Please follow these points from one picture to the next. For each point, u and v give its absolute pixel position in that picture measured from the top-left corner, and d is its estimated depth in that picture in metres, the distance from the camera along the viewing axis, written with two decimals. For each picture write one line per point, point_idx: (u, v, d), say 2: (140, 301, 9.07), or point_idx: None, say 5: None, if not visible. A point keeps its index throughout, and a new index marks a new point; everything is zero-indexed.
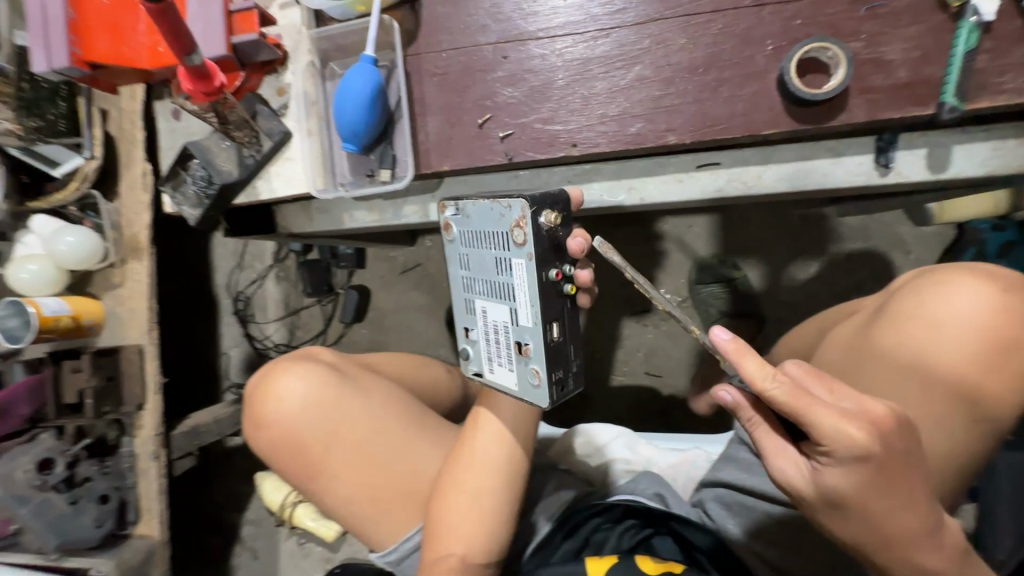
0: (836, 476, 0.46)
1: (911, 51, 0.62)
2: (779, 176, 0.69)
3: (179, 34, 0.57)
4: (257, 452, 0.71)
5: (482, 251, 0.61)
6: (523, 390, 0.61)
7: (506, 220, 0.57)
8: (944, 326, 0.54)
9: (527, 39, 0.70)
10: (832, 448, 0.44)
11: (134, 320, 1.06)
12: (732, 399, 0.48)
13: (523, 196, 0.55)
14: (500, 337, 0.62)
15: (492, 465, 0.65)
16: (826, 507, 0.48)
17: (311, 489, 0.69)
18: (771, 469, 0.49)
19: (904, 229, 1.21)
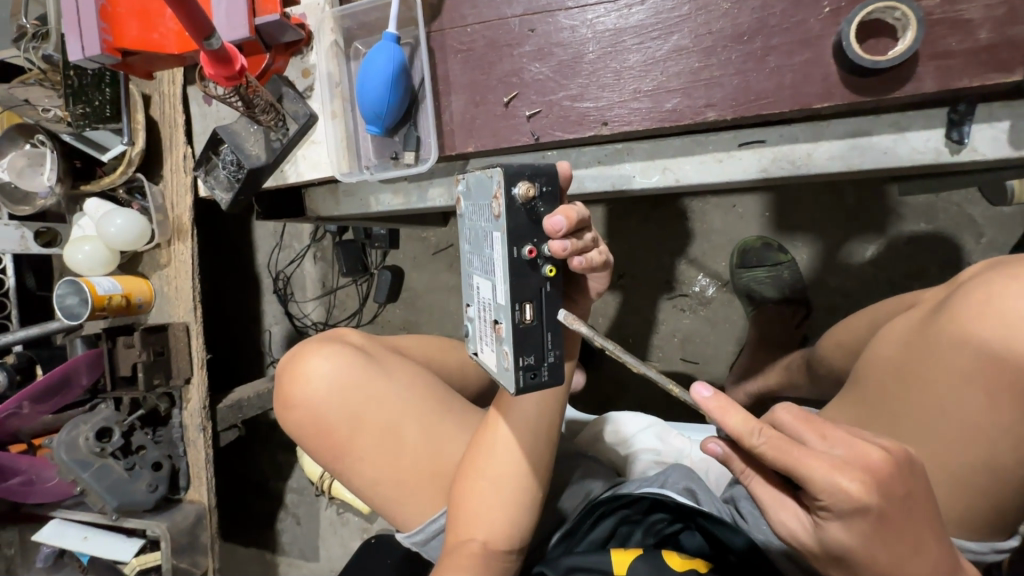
0: (841, 531, 0.42)
1: (996, 8, 0.54)
2: (832, 154, 0.63)
3: (195, 16, 0.56)
4: (287, 431, 0.73)
5: (477, 224, 0.57)
6: (499, 372, 0.56)
7: (489, 191, 0.53)
8: (1014, 326, 0.48)
9: (555, 10, 0.66)
10: (830, 502, 0.41)
11: (179, 299, 1.10)
12: (721, 450, 0.49)
13: (498, 164, 0.51)
14: (485, 314, 0.57)
15: (513, 453, 0.63)
16: (831, 561, 0.44)
17: (338, 469, 0.70)
18: (773, 521, 0.47)
19: (977, 209, 1.10)
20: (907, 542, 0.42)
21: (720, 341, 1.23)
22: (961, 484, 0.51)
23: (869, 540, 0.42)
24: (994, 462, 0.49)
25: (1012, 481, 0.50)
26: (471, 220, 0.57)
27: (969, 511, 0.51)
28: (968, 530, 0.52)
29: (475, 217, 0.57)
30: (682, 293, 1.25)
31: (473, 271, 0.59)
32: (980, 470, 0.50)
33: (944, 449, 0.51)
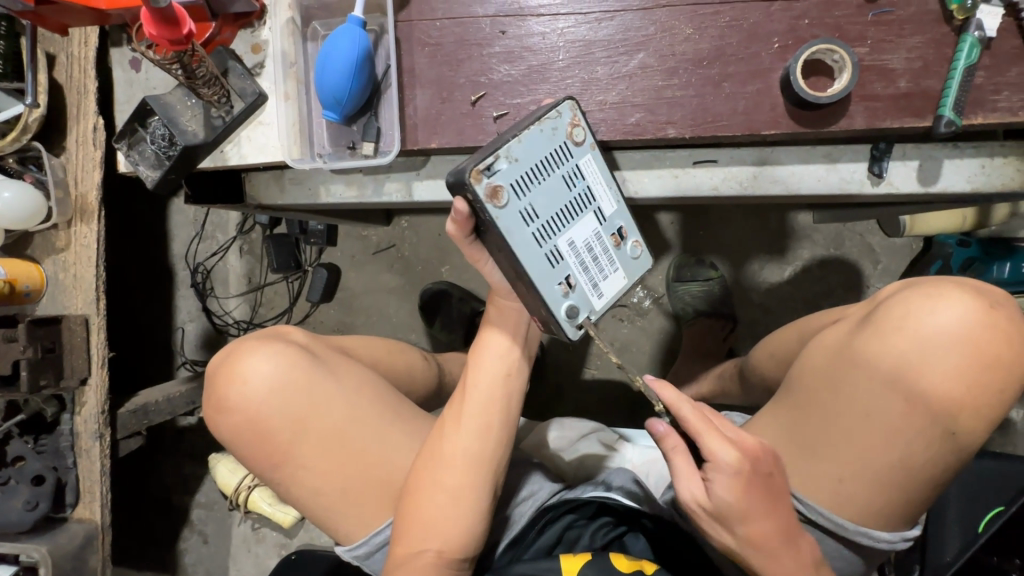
0: (723, 486, 0.51)
1: (913, 62, 0.61)
2: (775, 178, 0.68)
3: None
4: (217, 436, 0.66)
5: (544, 183, 0.58)
6: (633, 272, 0.64)
7: (557, 131, 0.59)
8: (927, 339, 0.56)
9: (527, 15, 0.66)
10: (719, 458, 0.51)
11: (79, 287, 0.98)
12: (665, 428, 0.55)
13: (567, 99, 0.59)
14: (595, 248, 0.61)
15: (470, 463, 0.61)
16: (710, 516, 0.53)
17: (275, 478, 0.65)
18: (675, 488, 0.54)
19: (875, 239, 1.24)
20: (765, 506, 0.52)
21: (654, 351, 1.29)
22: (883, 480, 0.57)
23: (748, 502, 0.52)
24: (909, 458, 0.56)
25: (922, 477, 0.57)
26: (535, 183, 0.58)
27: (887, 505, 0.58)
28: (882, 523, 0.59)
29: (541, 176, 0.58)
30: (622, 304, 1.30)
31: (562, 235, 0.59)
32: (895, 467, 0.56)
33: (868, 448, 0.57)
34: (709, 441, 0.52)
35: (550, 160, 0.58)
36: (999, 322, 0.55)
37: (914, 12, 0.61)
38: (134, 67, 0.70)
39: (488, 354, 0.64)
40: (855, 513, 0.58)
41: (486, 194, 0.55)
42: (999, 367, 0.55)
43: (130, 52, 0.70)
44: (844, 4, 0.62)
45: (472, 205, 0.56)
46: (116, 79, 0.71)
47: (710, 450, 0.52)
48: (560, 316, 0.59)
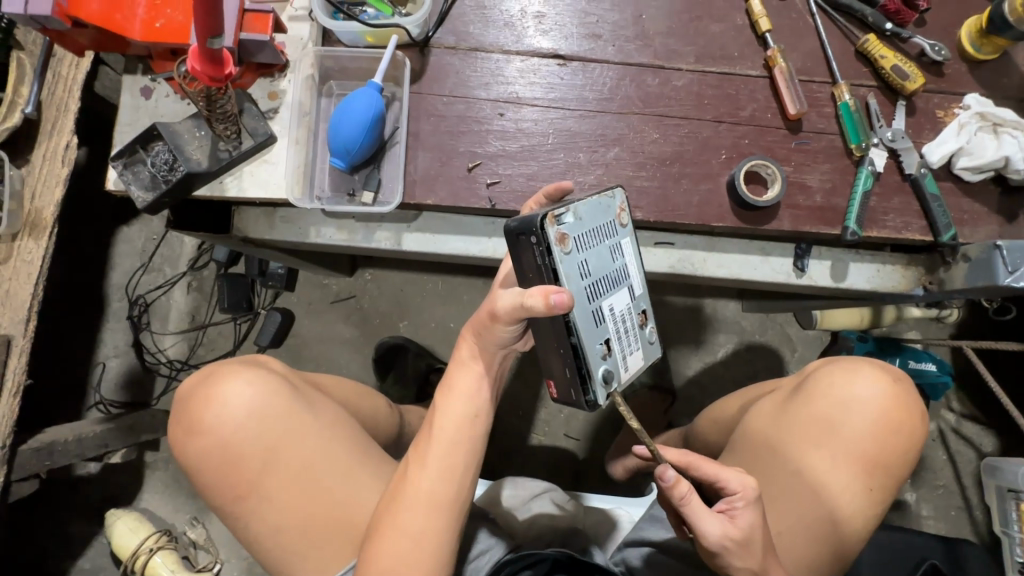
0: (748, 513, 0.56)
1: (826, 183, 0.77)
2: (719, 263, 0.80)
3: (212, 17, 0.55)
4: (182, 461, 0.66)
5: (597, 247, 0.60)
6: (647, 353, 0.67)
7: (607, 213, 0.62)
8: (849, 404, 0.66)
9: (523, 103, 0.77)
10: (744, 490, 0.57)
11: (8, 306, 0.90)
12: (675, 474, 0.55)
13: (621, 187, 0.64)
14: (625, 322, 0.63)
15: (439, 505, 0.62)
16: (739, 548, 0.56)
17: (236, 511, 0.64)
18: (709, 530, 0.56)
19: (793, 330, 1.40)
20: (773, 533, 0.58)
21: (600, 420, 1.34)
22: (818, 535, 0.63)
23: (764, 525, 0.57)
24: (837, 513, 0.64)
25: (849, 531, 0.64)
26: (594, 240, 0.60)
27: (821, 558, 0.63)
28: None
29: (592, 241, 0.60)
30: None
31: (605, 299, 0.61)
32: (829, 521, 0.63)
33: (803, 504, 0.64)
34: (727, 478, 0.57)
35: (603, 230, 0.61)
36: (902, 392, 0.66)
37: (825, 147, 0.78)
38: (145, 95, 0.72)
39: (469, 396, 0.65)
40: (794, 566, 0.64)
41: (555, 236, 0.56)
42: (901, 432, 0.65)
43: (143, 80, 0.72)
44: (773, 132, 0.78)
45: (536, 246, 0.56)
46: (122, 103, 0.72)
47: (726, 483, 0.57)
48: (597, 373, 0.60)
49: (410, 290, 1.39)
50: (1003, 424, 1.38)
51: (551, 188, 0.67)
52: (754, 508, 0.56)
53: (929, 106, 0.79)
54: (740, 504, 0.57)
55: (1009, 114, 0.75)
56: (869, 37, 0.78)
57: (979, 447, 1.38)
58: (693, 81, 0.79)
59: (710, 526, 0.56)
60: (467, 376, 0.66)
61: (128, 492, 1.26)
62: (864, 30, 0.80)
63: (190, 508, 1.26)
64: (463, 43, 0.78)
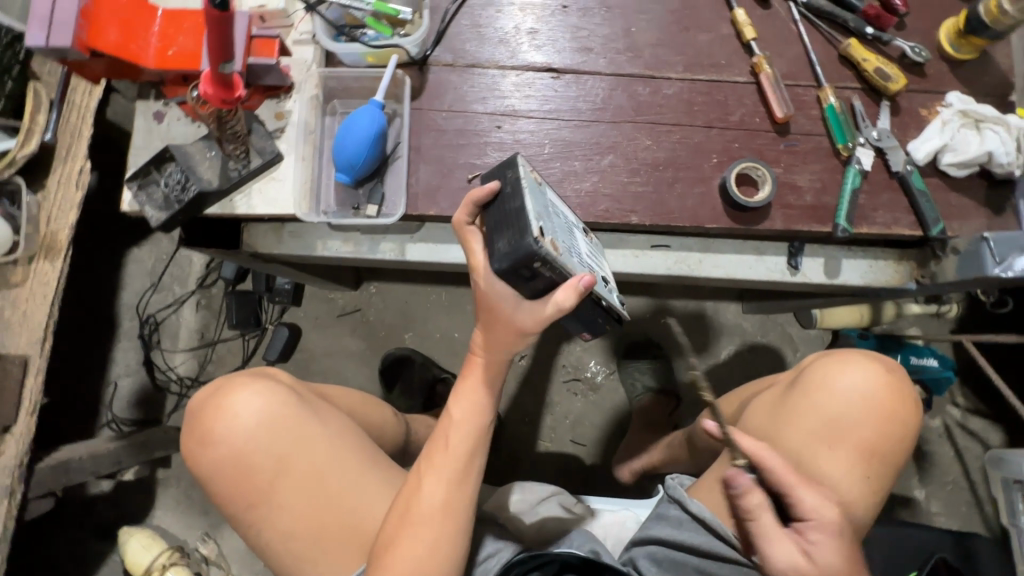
0: (825, 549, 0.55)
1: (815, 182, 0.79)
2: (715, 263, 0.82)
3: (226, 45, 0.59)
4: (195, 471, 0.68)
5: (558, 224, 0.64)
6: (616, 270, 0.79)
7: (537, 191, 0.63)
8: (843, 396, 0.67)
9: (519, 116, 0.80)
10: (815, 518, 0.56)
11: (25, 326, 0.93)
12: (748, 481, 0.56)
13: (519, 156, 0.63)
14: (594, 257, 0.71)
15: (447, 503, 0.64)
16: None
17: (250, 518, 0.66)
18: (774, 554, 0.55)
19: (793, 329, 1.42)
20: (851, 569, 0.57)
21: (606, 425, 1.35)
22: None
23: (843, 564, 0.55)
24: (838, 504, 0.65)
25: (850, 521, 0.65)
26: (550, 217, 0.63)
27: None
28: None
29: (553, 224, 0.62)
30: (576, 377, 1.37)
31: (578, 246, 0.67)
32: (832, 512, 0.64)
33: None
34: (803, 496, 0.57)
35: (547, 209, 0.63)
36: (894, 381, 0.68)
37: (813, 148, 0.80)
38: (157, 118, 0.75)
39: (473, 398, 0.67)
40: None
41: (551, 246, 0.59)
42: (896, 420, 0.67)
43: (156, 105, 0.76)
44: (762, 135, 0.81)
45: (539, 261, 0.59)
46: (135, 127, 0.75)
47: (802, 502, 0.57)
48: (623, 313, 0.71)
49: (414, 301, 1.41)
50: (1008, 418, 1.38)
51: (480, 195, 0.63)
52: (833, 541, 0.55)
53: (912, 105, 0.81)
54: (816, 533, 0.56)
55: (988, 111, 0.77)
56: (851, 42, 0.81)
57: (985, 441, 1.38)
58: (683, 89, 0.82)
59: (779, 553, 0.55)
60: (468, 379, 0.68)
61: (141, 509, 1.28)
62: (846, 35, 0.83)
63: (202, 524, 1.27)
64: (459, 60, 0.81)
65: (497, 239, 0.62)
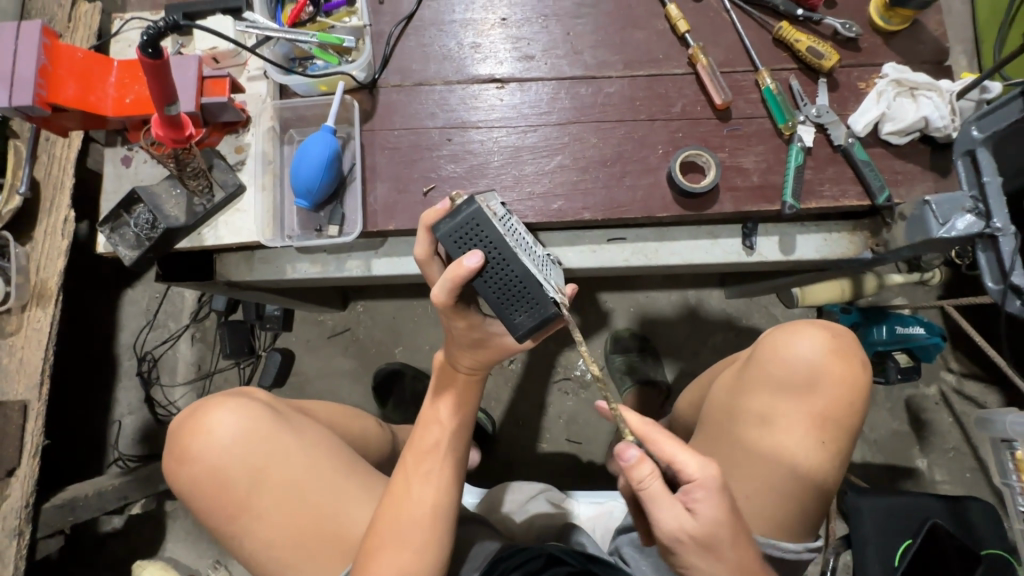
0: (710, 511, 0.56)
1: (761, 163, 0.81)
2: (671, 251, 0.85)
3: (166, 91, 0.65)
4: (176, 488, 0.71)
5: (535, 249, 0.67)
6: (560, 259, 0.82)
7: (511, 236, 0.62)
8: (794, 366, 0.70)
9: (468, 127, 0.83)
10: (702, 482, 0.56)
11: (22, 372, 0.97)
12: (637, 453, 0.56)
13: (477, 199, 0.61)
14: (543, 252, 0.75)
15: (434, 500, 0.67)
16: (697, 549, 0.56)
17: (231, 530, 0.68)
18: (663, 522, 0.56)
19: (778, 310, 1.42)
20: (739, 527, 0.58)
21: (599, 422, 1.36)
22: (782, 492, 0.68)
23: (730, 525, 0.57)
24: (798, 471, 0.68)
25: (811, 487, 0.68)
26: (536, 260, 0.64)
27: (789, 516, 0.68)
28: (789, 536, 0.69)
29: (538, 259, 0.65)
30: (566, 377, 1.38)
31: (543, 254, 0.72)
32: (792, 478, 0.68)
33: (765, 465, 0.69)
34: (687, 462, 0.57)
35: (525, 245, 0.64)
36: (842, 347, 0.71)
37: (756, 130, 0.82)
38: (125, 163, 0.80)
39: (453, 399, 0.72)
40: (768, 528, 0.68)
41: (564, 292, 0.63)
42: (847, 383, 0.70)
43: (122, 151, 0.80)
44: (706, 123, 0.83)
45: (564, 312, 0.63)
46: (106, 173, 0.80)
47: (685, 467, 0.57)
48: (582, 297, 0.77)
49: (401, 316, 1.44)
50: (1005, 379, 1.37)
51: (470, 272, 0.59)
52: (715, 499, 0.56)
53: (850, 79, 0.83)
54: (699, 494, 0.56)
55: (921, 78, 0.79)
56: (782, 24, 0.83)
57: (984, 405, 1.37)
58: (625, 86, 0.84)
59: (667, 517, 0.56)
60: (443, 388, 0.73)
61: (152, 542, 1.31)
62: (778, 19, 0.85)
63: (212, 552, 1.30)
64: (407, 80, 0.84)
65: (513, 311, 0.61)
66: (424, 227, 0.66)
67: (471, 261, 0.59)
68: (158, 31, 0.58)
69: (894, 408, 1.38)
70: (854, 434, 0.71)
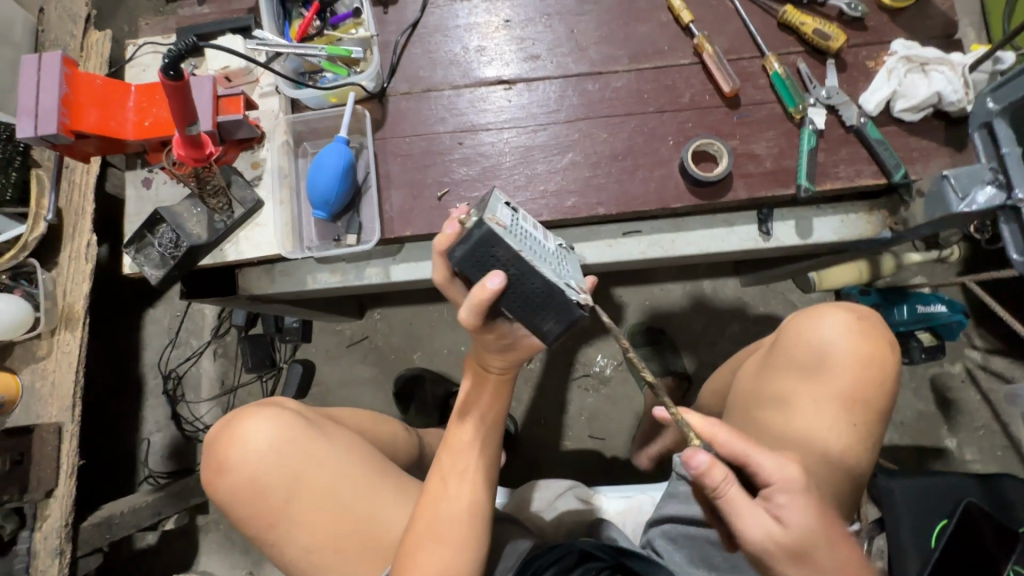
0: (796, 512, 0.55)
1: (773, 148, 0.81)
2: (687, 241, 0.85)
3: (185, 108, 0.67)
4: (215, 500, 0.72)
5: (552, 244, 0.66)
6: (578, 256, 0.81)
7: (527, 245, 0.61)
8: (818, 348, 0.70)
9: (478, 130, 0.84)
10: (779, 481, 0.56)
11: (55, 396, 1.00)
12: (706, 457, 0.54)
13: (484, 218, 0.59)
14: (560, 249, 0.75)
15: (471, 500, 0.68)
16: (788, 557, 0.55)
17: (271, 538, 0.70)
18: (747, 529, 0.55)
19: (795, 296, 1.41)
20: (830, 527, 0.56)
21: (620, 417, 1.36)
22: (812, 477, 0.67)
23: (819, 525, 0.55)
24: (829, 454, 0.68)
25: (843, 469, 0.67)
26: (555, 261, 0.63)
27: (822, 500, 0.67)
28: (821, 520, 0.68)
29: (559, 257, 0.64)
30: (585, 373, 1.38)
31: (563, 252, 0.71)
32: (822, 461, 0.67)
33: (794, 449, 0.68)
34: (760, 462, 0.56)
35: (544, 248, 0.63)
36: (866, 328, 0.71)
37: (766, 116, 0.82)
38: (145, 185, 0.81)
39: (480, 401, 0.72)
40: None
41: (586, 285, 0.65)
42: (873, 363, 0.70)
43: (143, 172, 0.82)
44: (714, 112, 0.83)
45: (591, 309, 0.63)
46: (128, 196, 0.81)
47: (760, 466, 0.56)
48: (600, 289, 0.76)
49: (418, 322, 1.45)
50: None
51: (495, 293, 0.58)
52: (801, 501, 0.55)
53: (859, 59, 0.83)
54: (782, 496, 0.55)
55: (931, 53, 0.78)
56: (787, 8, 0.83)
57: (1012, 380, 1.35)
58: (631, 80, 0.85)
59: (752, 525, 0.55)
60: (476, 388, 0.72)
61: (187, 557, 1.33)
62: (782, 3, 0.85)
63: (245, 564, 1.32)
64: (416, 87, 0.85)
65: (540, 319, 0.61)
66: (435, 252, 0.65)
67: (494, 283, 0.58)
68: (178, 54, 0.60)
69: (919, 388, 1.36)
70: (883, 416, 0.71)
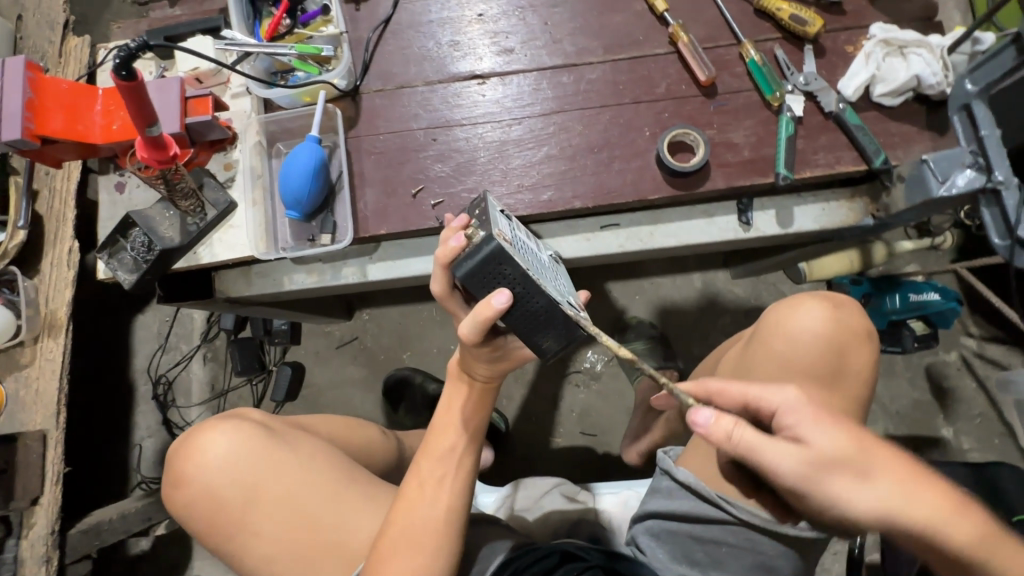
0: (817, 434, 0.53)
1: (751, 136, 0.80)
2: (666, 233, 0.83)
3: (144, 108, 0.65)
4: (176, 514, 0.72)
5: (543, 258, 0.65)
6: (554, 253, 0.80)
7: (532, 264, 0.59)
8: (798, 337, 0.69)
9: (453, 125, 0.83)
10: (786, 411, 0.55)
11: (39, 403, 0.99)
12: (710, 413, 0.53)
13: (494, 237, 0.56)
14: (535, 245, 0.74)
15: (446, 505, 0.67)
16: (833, 475, 0.52)
17: (232, 550, 0.69)
18: (773, 460, 0.53)
19: (787, 287, 1.40)
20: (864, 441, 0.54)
21: (612, 412, 1.35)
22: None
23: (851, 436, 0.53)
24: None
25: None
26: (554, 282, 0.62)
27: None
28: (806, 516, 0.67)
29: (553, 277, 0.63)
30: (576, 370, 1.37)
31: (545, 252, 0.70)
32: None
33: None
34: (762, 395, 0.57)
35: (542, 267, 0.62)
36: (843, 317, 0.70)
37: (744, 104, 0.81)
38: (118, 190, 0.81)
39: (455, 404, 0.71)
40: None
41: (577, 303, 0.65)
42: (848, 353, 0.69)
43: (116, 177, 0.81)
44: (691, 101, 0.82)
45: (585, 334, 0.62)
46: (101, 201, 0.81)
47: (763, 400, 0.57)
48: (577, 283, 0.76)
49: (408, 322, 1.44)
50: None
51: (499, 312, 0.56)
52: (814, 419, 0.54)
53: (837, 44, 0.82)
54: (793, 421, 0.55)
55: (909, 35, 0.77)
56: None
57: (1008, 367, 1.33)
58: (607, 71, 0.84)
59: (778, 458, 0.53)
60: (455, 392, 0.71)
61: (180, 561, 1.33)
62: None
63: None
64: (389, 84, 0.84)
65: (537, 339, 0.59)
66: (439, 266, 0.62)
67: (499, 300, 0.55)
68: (129, 53, 0.58)
69: (914, 378, 1.35)
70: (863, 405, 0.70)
